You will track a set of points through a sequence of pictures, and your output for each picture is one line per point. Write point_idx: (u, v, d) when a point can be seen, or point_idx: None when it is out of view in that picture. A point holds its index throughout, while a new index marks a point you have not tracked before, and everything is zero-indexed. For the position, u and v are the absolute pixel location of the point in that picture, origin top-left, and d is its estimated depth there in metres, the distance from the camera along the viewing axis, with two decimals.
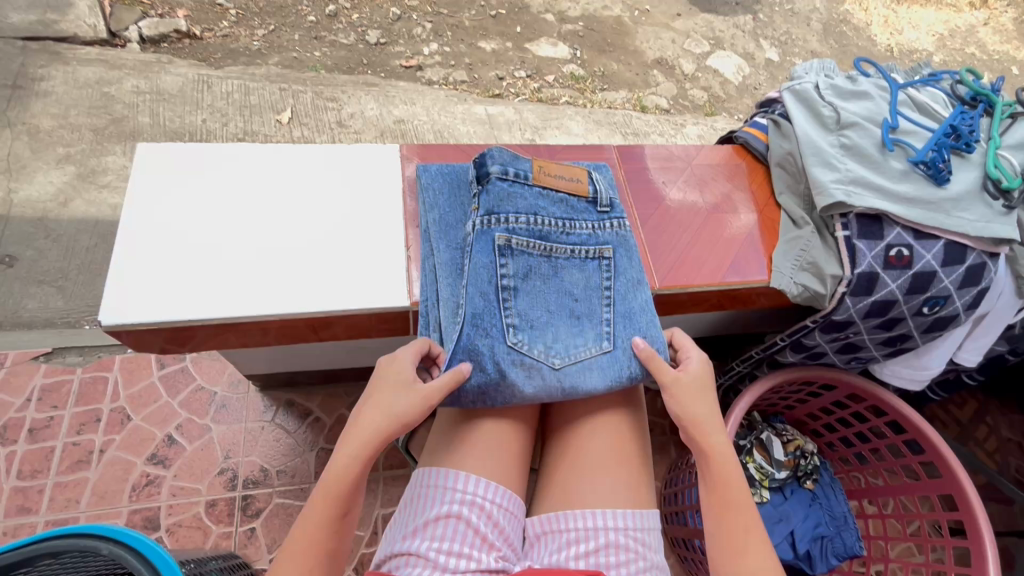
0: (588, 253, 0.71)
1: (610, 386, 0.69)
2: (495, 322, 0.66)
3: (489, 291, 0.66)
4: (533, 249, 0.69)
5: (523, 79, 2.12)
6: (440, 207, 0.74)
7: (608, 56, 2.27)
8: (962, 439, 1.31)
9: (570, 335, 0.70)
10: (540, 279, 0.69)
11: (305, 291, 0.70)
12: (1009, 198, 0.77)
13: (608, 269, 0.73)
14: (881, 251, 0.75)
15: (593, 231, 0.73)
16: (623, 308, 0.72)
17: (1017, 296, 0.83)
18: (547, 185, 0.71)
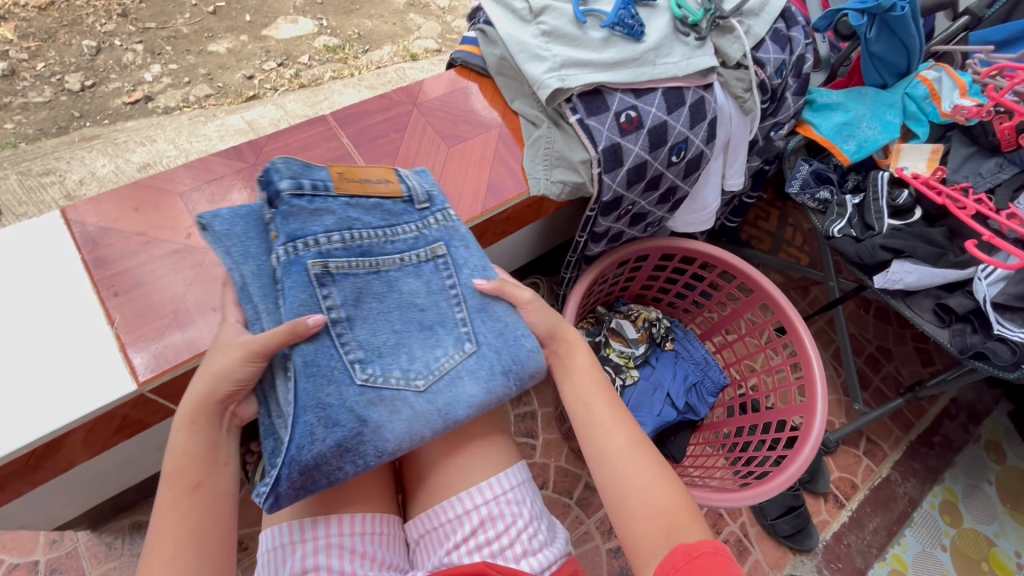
0: (420, 256, 0.67)
1: (485, 389, 0.65)
2: (338, 361, 0.59)
3: (319, 336, 0.59)
4: (357, 269, 0.62)
5: (275, 69, 1.89)
6: (246, 253, 0.60)
7: (357, 15, 2.09)
8: (777, 247, 1.48)
9: (426, 349, 0.65)
10: (377, 299, 0.64)
11: (19, 423, 0.63)
12: (699, 30, 0.83)
13: (447, 267, 0.69)
14: (611, 121, 0.76)
15: (420, 232, 0.68)
16: (475, 303, 0.68)
17: (744, 115, 0.90)
18: (354, 194, 0.64)
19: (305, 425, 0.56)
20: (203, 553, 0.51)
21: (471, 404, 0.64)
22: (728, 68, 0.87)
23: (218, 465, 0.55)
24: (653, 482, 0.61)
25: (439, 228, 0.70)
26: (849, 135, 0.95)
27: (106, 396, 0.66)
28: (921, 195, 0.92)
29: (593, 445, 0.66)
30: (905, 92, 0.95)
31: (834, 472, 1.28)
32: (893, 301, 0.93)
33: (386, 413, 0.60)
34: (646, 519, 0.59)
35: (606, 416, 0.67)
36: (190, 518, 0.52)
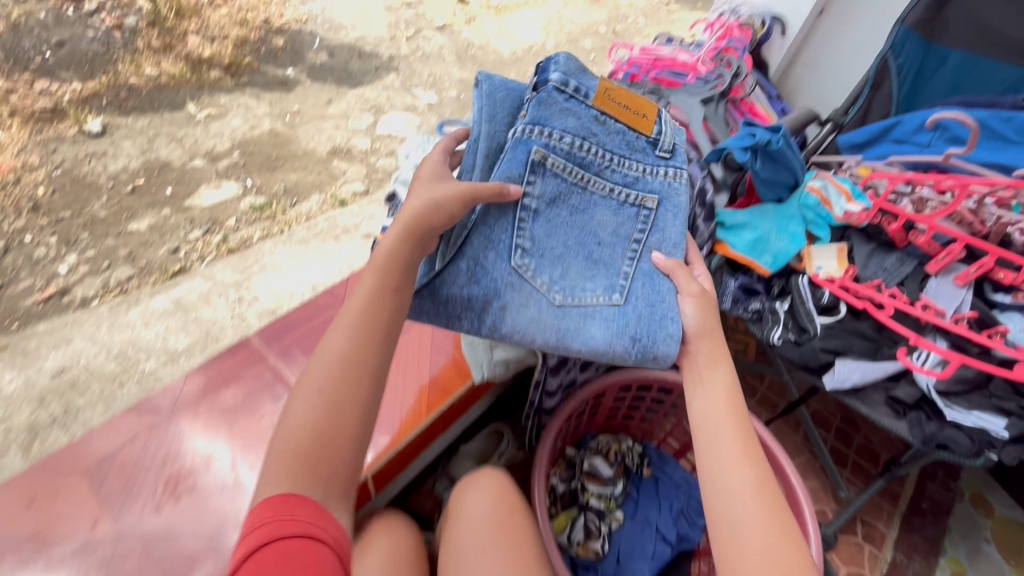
0: (630, 197, 0.84)
1: (609, 342, 0.78)
2: (506, 238, 0.77)
3: (515, 212, 0.77)
4: (564, 174, 0.80)
5: (197, 241, 1.18)
6: (495, 112, 0.79)
7: (281, 173, 1.36)
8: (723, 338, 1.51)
9: (580, 276, 0.80)
10: (571, 205, 0.81)
11: None
12: None
13: (647, 219, 0.85)
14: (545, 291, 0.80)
15: (646, 176, 0.85)
16: (646, 268, 0.82)
17: None
18: (603, 110, 0.84)
19: (464, 268, 0.75)
20: (332, 432, 0.58)
21: (588, 343, 0.77)
22: None
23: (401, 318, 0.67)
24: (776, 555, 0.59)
25: (662, 184, 0.85)
26: (763, 249, 1.01)
27: None
28: (839, 296, 0.96)
29: (723, 475, 0.66)
30: (800, 202, 1.03)
31: (842, 568, 1.22)
32: (847, 399, 0.95)
33: (581, 313, 0.78)
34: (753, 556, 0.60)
35: (762, 498, 0.64)
36: (333, 393, 0.60)
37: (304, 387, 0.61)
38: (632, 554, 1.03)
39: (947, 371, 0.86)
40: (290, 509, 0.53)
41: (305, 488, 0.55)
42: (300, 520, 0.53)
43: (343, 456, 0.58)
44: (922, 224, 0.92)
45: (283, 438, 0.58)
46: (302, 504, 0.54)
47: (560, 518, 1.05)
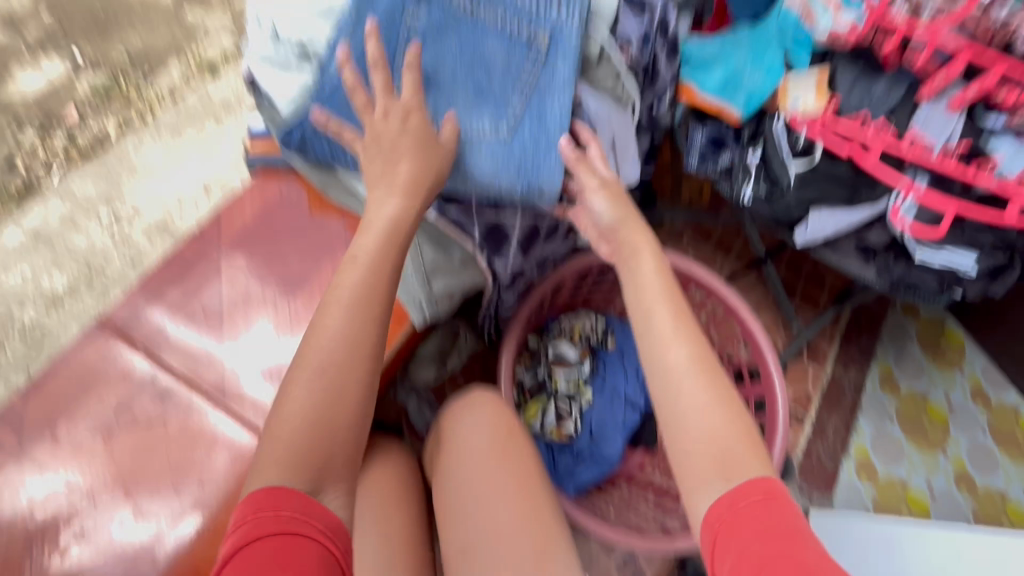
0: (520, 32, 0.72)
1: (496, 166, 0.71)
2: (394, 61, 0.71)
3: (399, 34, 0.71)
4: (452, 7, 0.72)
5: (40, 141, 1.13)
6: None
7: (117, 28, 1.21)
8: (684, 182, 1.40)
9: (472, 105, 0.72)
10: (459, 38, 0.72)
11: None
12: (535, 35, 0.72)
13: (540, 57, 0.72)
14: (478, 198, 0.75)
15: (540, 11, 0.72)
16: (535, 108, 0.72)
17: (623, 108, 0.79)
18: None
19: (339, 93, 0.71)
20: (329, 413, 0.59)
21: (472, 172, 0.72)
22: (591, 64, 0.76)
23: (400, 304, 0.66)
24: (721, 452, 0.58)
25: (562, 26, 0.72)
26: (734, 91, 0.86)
27: None
28: (816, 137, 0.82)
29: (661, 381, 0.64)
30: (778, 23, 0.85)
31: (789, 391, 1.33)
32: (817, 252, 0.89)
33: (460, 116, 0.72)
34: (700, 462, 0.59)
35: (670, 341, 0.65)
36: (335, 391, 0.59)
37: (300, 366, 0.60)
38: (603, 427, 1.04)
39: (945, 228, 0.79)
40: (273, 504, 0.53)
41: (296, 481, 0.55)
42: (263, 520, 0.52)
43: (336, 431, 0.59)
44: (918, 39, 0.76)
45: (276, 424, 0.58)
46: (291, 500, 0.53)
47: (529, 410, 1.04)
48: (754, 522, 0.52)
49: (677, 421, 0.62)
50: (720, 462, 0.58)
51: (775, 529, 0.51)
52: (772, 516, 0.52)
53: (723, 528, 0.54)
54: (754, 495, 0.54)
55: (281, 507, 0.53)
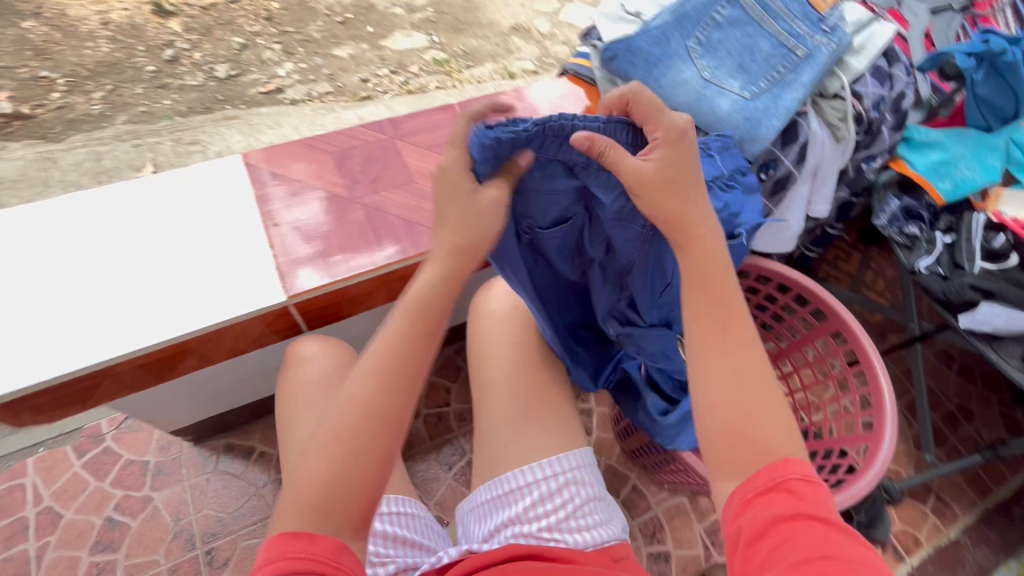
0: (789, 40, 0.86)
1: (734, 114, 0.84)
2: (690, 32, 0.88)
3: (703, 12, 0.88)
4: (747, 6, 0.87)
5: (390, 75, 1.55)
6: None
7: (466, 35, 1.65)
8: (856, 288, 1.46)
9: (732, 73, 0.87)
10: (741, 31, 0.87)
11: (187, 313, 0.80)
12: (802, 46, 0.85)
13: (795, 63, 0.85)
14: (705, 134, 0.86)
15: (807, 34, 0.86)
16: (775, 85, 0.85)
17: (836, 143, 0.94)
18: None
19: (641, 32, 0.87)
20: (344, 472, 0.55)
21: (711, 112, 0.84)
22: (825, 98, 0.92)
23: (419, 334, 0.60)
24: (737, 401, 0.58)
25: (818, 47, 0.85)
26: (946, 175, 0.97)
27: (257, 303, 0.82)
28: (1018, 241, 0.89)
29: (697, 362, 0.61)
30: (1010, 137, 0.96)
31: (897, 523, 1.22)
32: (980, 345, 0.92)
33: (719, 84, 0.86)
34: (732, 451, 0.57)
35: (716, 334, 0.60)
36: (338, 442, 0.56)
37: (315, 441, 0.57)
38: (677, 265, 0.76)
39: None
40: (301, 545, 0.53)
41: (318, 528, 0.54)
42: (292, 560, 0.52)
43: (354, 485, 0.56)
44: None
45: (295, 487, 0.55)
46: (325, 541, 0.54)
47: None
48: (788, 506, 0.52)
49: (734, 425, 0.57)
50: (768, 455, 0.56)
51: (815, 505, 0.52)
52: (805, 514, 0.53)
53: (754, 494, 0.54)
54: (794, 471, 0.54)
55: (294, 549, 0.53)
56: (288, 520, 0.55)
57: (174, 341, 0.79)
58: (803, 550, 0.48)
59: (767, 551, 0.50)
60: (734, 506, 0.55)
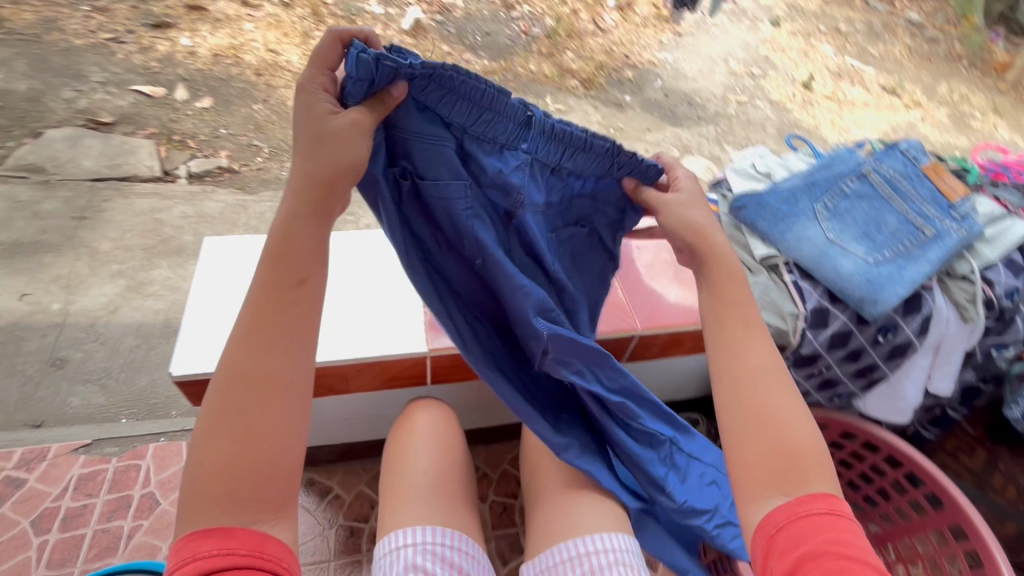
0: (917, 220, 0.91)
1: (856, 276, 0.89)
2: (819, 197, 0.96)
3: (833, 181, 0.97)
4: (877, 184, 0.95)
5: None
6: (844, 154, 1.00)
7: None
8: (979, 487, 1.31)
9: (857, 238, 0.93)
10: (870, 204, 0.95)
11: (353, 343, 0.95)
12: (930, 228, 0.90)
13: (922, 241, 0.90)
14: (824, 287, 0.91)
15: (935, 218, 0.91)
16: (900, 257, 0.89)
17: (963, 322, 0.94)
18: (926, 176, 0.95)
19: (772, 190, 0.98)
20: (241, 444, 0.54)
21: (833, 269, 0.90)
22: (953, 278, 0.94)
23: (291, 287, 0.58)
24: (762, 397, 0.62)
25: (947, 231, 0.89)
26: None
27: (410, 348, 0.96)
28: None
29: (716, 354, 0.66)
30: None
31: None
32: None
33: (842, 246, 0.92)
34: (761, 451, 0.60)
35: (733, 328, 0.66)
36: (223, 416, 0.54)
37: (201, 426, 0.54)
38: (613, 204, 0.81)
39: None
40: (216, 538, 0.51)
41: (233, 518, 0.52)
42: (205, 558, 0.50)
43: (256, 454, 0.54)
44: None
45: (197, 473, 0.52)
46: (242, 537, 0.52)
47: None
48: (811, 535, 0.55)
49: (761, 417, 0.61)
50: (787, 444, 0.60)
51: (845, 534, 0.55)
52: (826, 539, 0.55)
53: (787, 525, 0.56)
54: (820, 504, 0.57)
55: (205, 548, 0.51)
56: (194, 519, 0.52)
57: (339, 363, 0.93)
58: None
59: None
60: (768, 535, 0.57)
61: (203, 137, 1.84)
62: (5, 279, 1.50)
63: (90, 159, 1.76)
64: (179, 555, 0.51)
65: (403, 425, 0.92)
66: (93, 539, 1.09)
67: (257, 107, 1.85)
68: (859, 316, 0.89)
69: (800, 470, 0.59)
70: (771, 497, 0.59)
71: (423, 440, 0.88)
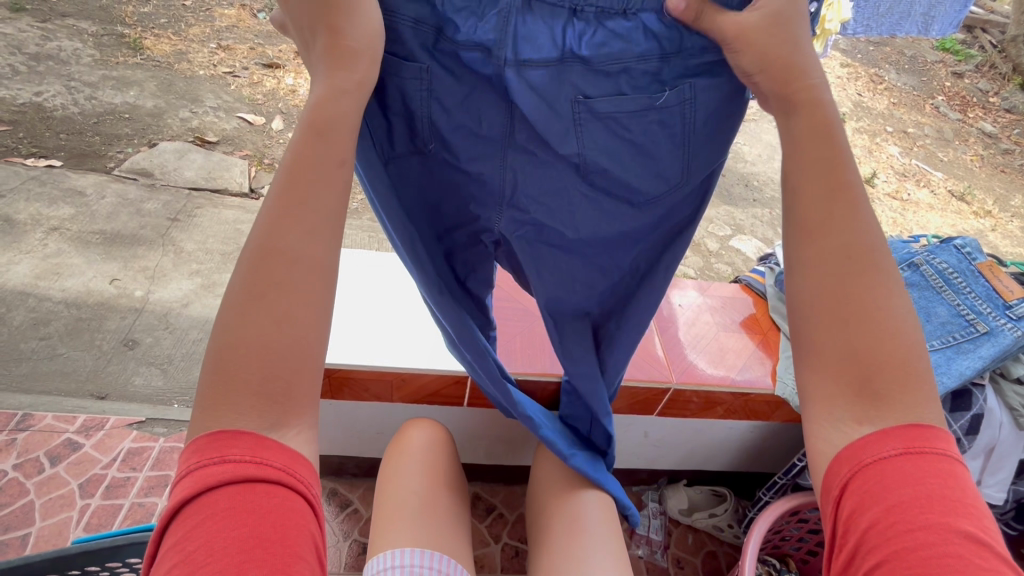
0: (968, 314, 0.90)
1: None
2: None
3: None
4: (927, 275, 0.96)
5: None
6: (895, 246, 1.02)
7: None
8: None
9: None
10: (918, 294, 0.95)
11: (405, 353, 1.03)
12: (982, 324, 0.89)
13: (973, 336, 0.89)
14: None
15: (989, 314, 0.89)
16: (946, 351, 0.89)
17: (1017, 428, 0.90)
18: (983, 272, 0.93)
19: None
20: (263, 336, 0.48)
21: None
22: (1007, 380, 0.91)
23: (333, 167, 0.52)
24: (844, 290, 0.49)
25: (1002, 329, 0.87)
26: None
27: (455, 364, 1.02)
28: None
29: (793, 249, 0.53)
30: None
31: None
32: None
33: None
34: (826, 358, 0.50)
35: (820, 206, 0.51)
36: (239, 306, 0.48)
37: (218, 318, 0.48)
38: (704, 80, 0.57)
39: None
40: (228, 443, 0.47)
41: (254, 421, 0.48)
42: (227, 465, 0.46)
43: (276, 343, 0.48)
44: None
45: (227, 358, 0.47)
46: (276, 450, 0.48)
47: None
48: (907, 501, 0.45)
49: (850, 312, 0.49)
50: (874, 358, 0.49)
51: (932, 487, 0.45)
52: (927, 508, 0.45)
53: (852, 482, 0.48)
54: (892, 444, 0.47)
55: (230, 454, 0.47)
56: (212, 416, 0.48)
57: (389, 370, 1.01)
58: (916, 562, 0.43)
59: (872, 562, 0.45)
60: (832, 495, 0.49)
61: None
62: (102, 263, 1.68)
63: (192, 170, 1.97)
64: (196, 469, 0.46)
65: (396, 446, 0.90)
66: (128, 511, 1.15)
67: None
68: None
69: (879, 386, 0.48)
70: (840, 418, 0.50)
71: (412, 464, 0.86)
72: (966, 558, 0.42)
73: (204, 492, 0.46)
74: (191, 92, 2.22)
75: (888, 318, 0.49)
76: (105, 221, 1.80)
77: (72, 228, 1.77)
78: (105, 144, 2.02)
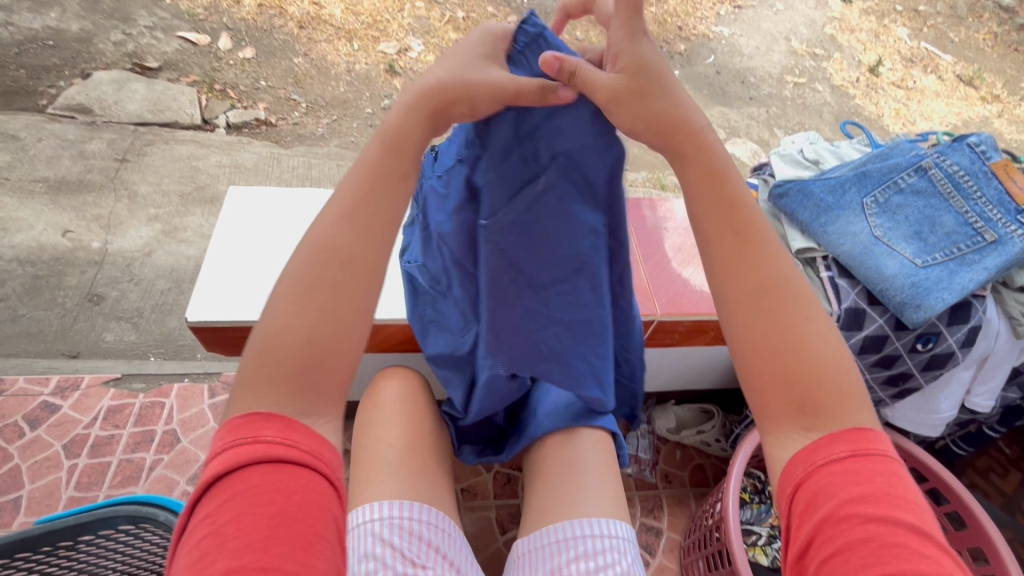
0: (976, 222, 0.84)
1: (904, 279, 0.83)
2: (866, 195, 0.90)
3: (885, 176, 0.90)
4: (935, 180, 0.87)
5: None
6: (903, 147, 0.92)
7: None
8: (1009, 510, 1.23)
9: (906, 239, 0.87)
10: (924, 202, 0.87)
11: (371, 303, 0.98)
12: (990, 232, 0.83)
13: (979, 246, 0.83)
14: (863, 287, 0.87)
15: (999, 221, 0.83)
16: (952, 263, 0.83)
17: (1014, 337, 0.86)
18: (995, 172, 0.85)
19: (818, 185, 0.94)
20: (315, 323, 0.49)
21: (877, 268, 0.85)
22: (1009, 289, 0.86)
23: (395, 182, 0.55)
24: (773, 327, 0.52)
25: (1011, 237, 0.82)
26: None
27: None
28: None
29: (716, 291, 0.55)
30: None
31: None
32: None
33: (889, 248, 0.86)
34: (769, 387, 0.51)
35: (730, 245, 0.54)
36: (296, 293, 0.49)
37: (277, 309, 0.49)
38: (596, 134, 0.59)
39: None
40: (259, 424, 0.45)
41: (281, 406, 0.46)
42: (263, 446, 0.44)
43: (319, 335, 0.49)
44: None
45: (274, 344, 0.48)
46: (306, 433, 0.46)
47: (749, 502, 1.09)
48: (860, 499, 0.45)
49: (774, 340, 0.51)
50: (809, 374, 0.50)
51: (880, 486, 0.45)
52: (877, 502, 0.44)
53: (805, 482, 0.48)
54: (841, 448, 0.48)
55: (263, 434, 0.45)
56: (250, 397, 0.47)
57: None
58: (870, 552, 0.42)
59: (826, 551, 0.44)
60: (788, 495, 0.49)
61: (241, 88, 1.85)
62: (52, 214, 1.57)
63: (134, 102, 1.78)
64: (227, 452, 0.44)
65: (370, 398, 0.87)
66: (117, 467, 1.15)
67: (299, 63, 1.90)
68: (899, 321, 0.84)
69: (822, 402, 0.49)
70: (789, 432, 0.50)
71: (388, 416, 0.82)
72: (913, 548, 0.42)
73: (236, 470, 0.43)
74: (120, 10, 1.95)
75: (814, 343, 0.51)
76: (47, 166, 1.65)
77: (12, 177, 1.64)
78: (31, 77, 1.80)
